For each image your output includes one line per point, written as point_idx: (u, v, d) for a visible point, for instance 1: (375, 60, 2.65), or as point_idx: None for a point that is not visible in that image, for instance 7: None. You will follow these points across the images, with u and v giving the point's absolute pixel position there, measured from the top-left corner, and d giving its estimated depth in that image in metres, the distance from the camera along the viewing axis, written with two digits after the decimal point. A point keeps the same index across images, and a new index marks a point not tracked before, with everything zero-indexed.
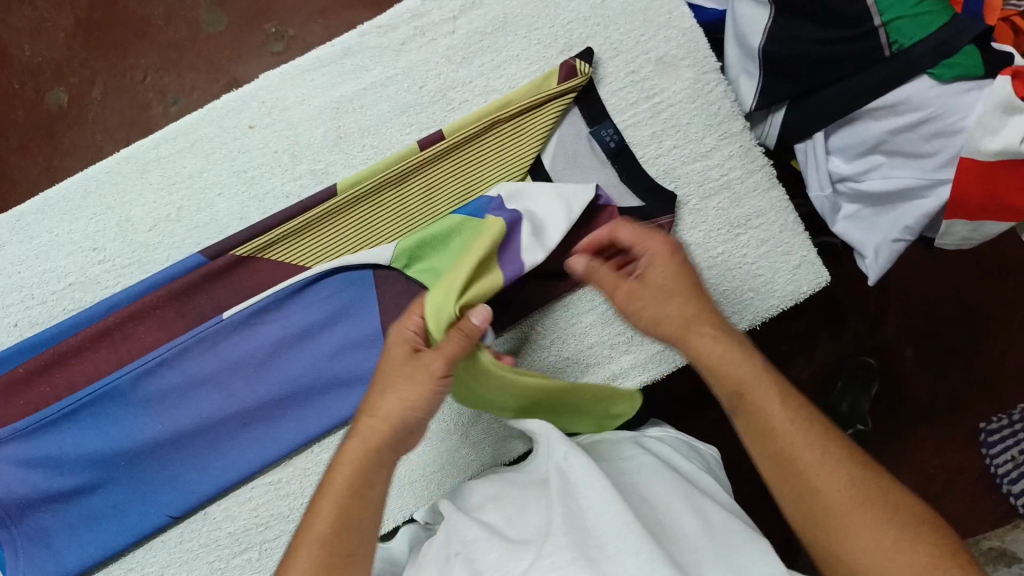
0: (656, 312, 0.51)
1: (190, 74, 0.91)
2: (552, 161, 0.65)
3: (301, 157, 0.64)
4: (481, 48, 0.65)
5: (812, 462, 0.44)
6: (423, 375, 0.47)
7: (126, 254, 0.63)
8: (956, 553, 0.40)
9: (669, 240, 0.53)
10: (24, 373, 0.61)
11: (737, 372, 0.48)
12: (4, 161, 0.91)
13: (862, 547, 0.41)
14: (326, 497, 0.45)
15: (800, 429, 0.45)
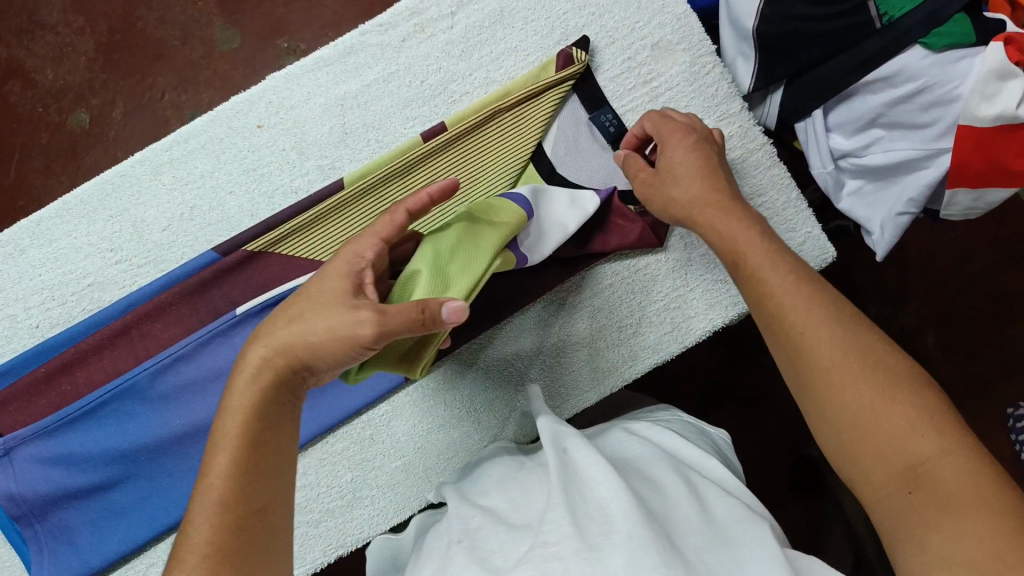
0: (672, 194, 0.55)
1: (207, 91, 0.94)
2: (553, 147, 0.66)
3: (309, 153, 0.65)
4: (479, 41, 0.66)
5: (809, 319, 0.46)
6: (342, 306, 0.44)
7: (142, 253, 0.65)
8: (942, 417, 0.41)
9: (694, 138, 0.57)
10: (45, 373, 0.63)
11: (734, 235, 0.52)
12: (30, 183, 0.94)
13: (844, 402, 0.43)
14: (223, 440, 0.42)
15: (801, 291, 0.47)
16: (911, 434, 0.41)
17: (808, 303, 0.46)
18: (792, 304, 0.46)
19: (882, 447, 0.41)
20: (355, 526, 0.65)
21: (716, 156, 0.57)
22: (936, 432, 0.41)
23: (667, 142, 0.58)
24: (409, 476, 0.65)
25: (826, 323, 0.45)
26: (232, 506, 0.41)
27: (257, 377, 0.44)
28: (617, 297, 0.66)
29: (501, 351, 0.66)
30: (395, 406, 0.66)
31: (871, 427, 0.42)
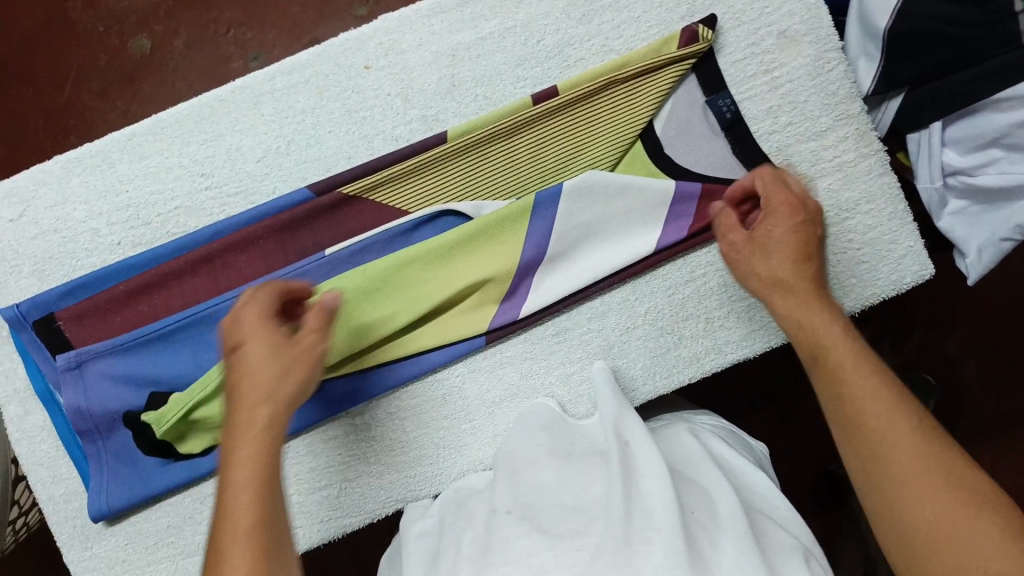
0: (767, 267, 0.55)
1: (271, 34, 0.90)
2: (664, 127, 0.64)
3: (413, 102, 0.64)
4: (603, 6, 0.64)
5: (884, 418, 0.46)
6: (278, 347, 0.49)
7: (233, 182, 0.63)
8: (1022, 540, 0.39)
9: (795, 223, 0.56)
10: (124, 293, 0.62)
11: (826, 333, 0.51)
12: (85, 105, 0.90)
13: (925, 514, 0.42)
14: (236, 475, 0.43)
15: (887, 391, 0.47)
16: (993, 552, 0.39)
17: (893, 404, 0.46)
18: (873, 403, 0.47)
19: (956, 561, 0.40)
20: (415, 482, 0.64)
21: (814, 243, 0.57)
22: (1021, 555, 0.39)
23: (772, 212, 0.57)
24: (475, 440, 0.64)
25: (909, 424, 0.45)
26: (256, 515, 0.42)
27: (253, 440, 0.45)
28: (709, 287, 0.64)
29: (586, 326, 0.65)
30: (471, 369, 0.64)
31: (945, 538, 0.41)
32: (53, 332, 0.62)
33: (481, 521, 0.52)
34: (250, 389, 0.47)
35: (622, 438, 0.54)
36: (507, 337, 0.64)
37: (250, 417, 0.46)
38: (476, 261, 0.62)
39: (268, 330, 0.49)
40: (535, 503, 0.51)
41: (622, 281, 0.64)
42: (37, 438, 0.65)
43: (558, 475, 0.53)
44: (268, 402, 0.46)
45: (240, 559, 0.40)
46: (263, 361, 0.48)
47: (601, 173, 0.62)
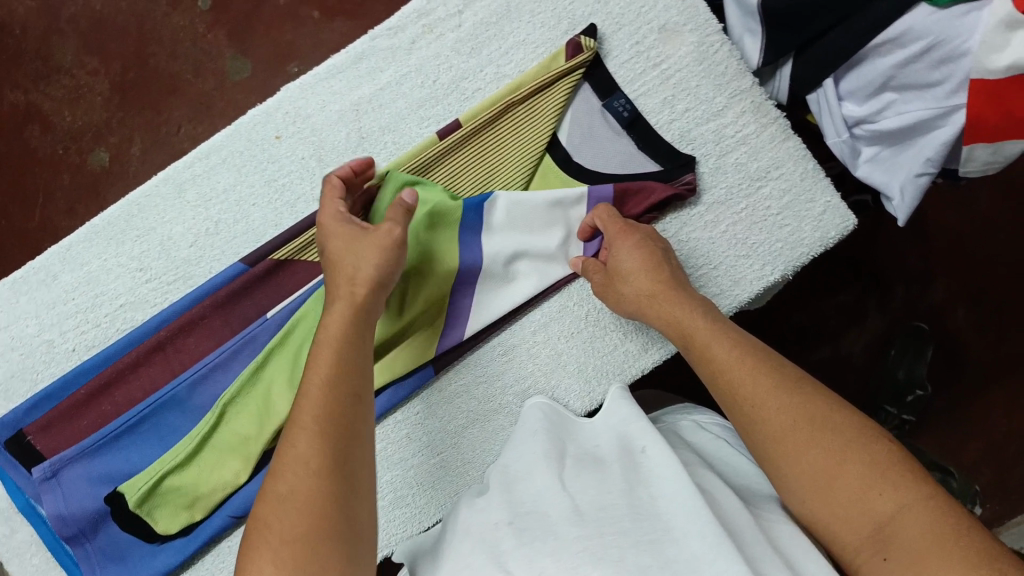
0: (627, 287, 0.58)
1: (223, 120, 0.93)
2: (569, 137, 0.67)
3: (328, 160, 0.66)
4: (489, 37, 0.67)
5: (749, 382, 0.48)
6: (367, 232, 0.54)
7: (170, 270, 0.66)
8: (889, 472, 0.42)
9: (639, 242, 0.60)
10: (85, 394, 0.64)
11: (691, 321, 0.54)
12: (57, 224, 0.92)
13: (799, 473, 0.44)
14: (321, 354, 0.48)
15: (744, 363, 0.49)
16: (869, 495, 0.42)
17: (754, 375, 0.48)
18: (739, 380, 0.48)
19: (840, 511, 0.43)
20: (397, 525, 0.64)
21: (661, 252, 0.59)
22: (893, 489, 0.41)
23: (615, 240, 0.61)
24: (447, 470, 0.65)
25: (771, 391, 0.47)
26: (329, 407, 0.45)
27: (332, 331, 0.49)
28: None
29: (532, 341, 0.66)
30: (427, 404, 0.66)
31: (816, 491, 0.43)
32: (25, 446, 0.64)
33: (477, 532, 0.50)
34: (334, 268, 0.53)
35: (638, 446, 0.56)
36: (459, 362, 0.66)
37: (333, 296, 0.52)
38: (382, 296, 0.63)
39: (343, 224, 0.55)
40: (536, 512, 0.51)
41: (556, 290, 0.66)
42: (28, 553, 0.66)
43: (554, 479, 0.54)
44: (347, 278, 0.52)
45: (312, 412, 0.45)
46: (347, 248, 0.53)
47: (521, 197, 0.63)
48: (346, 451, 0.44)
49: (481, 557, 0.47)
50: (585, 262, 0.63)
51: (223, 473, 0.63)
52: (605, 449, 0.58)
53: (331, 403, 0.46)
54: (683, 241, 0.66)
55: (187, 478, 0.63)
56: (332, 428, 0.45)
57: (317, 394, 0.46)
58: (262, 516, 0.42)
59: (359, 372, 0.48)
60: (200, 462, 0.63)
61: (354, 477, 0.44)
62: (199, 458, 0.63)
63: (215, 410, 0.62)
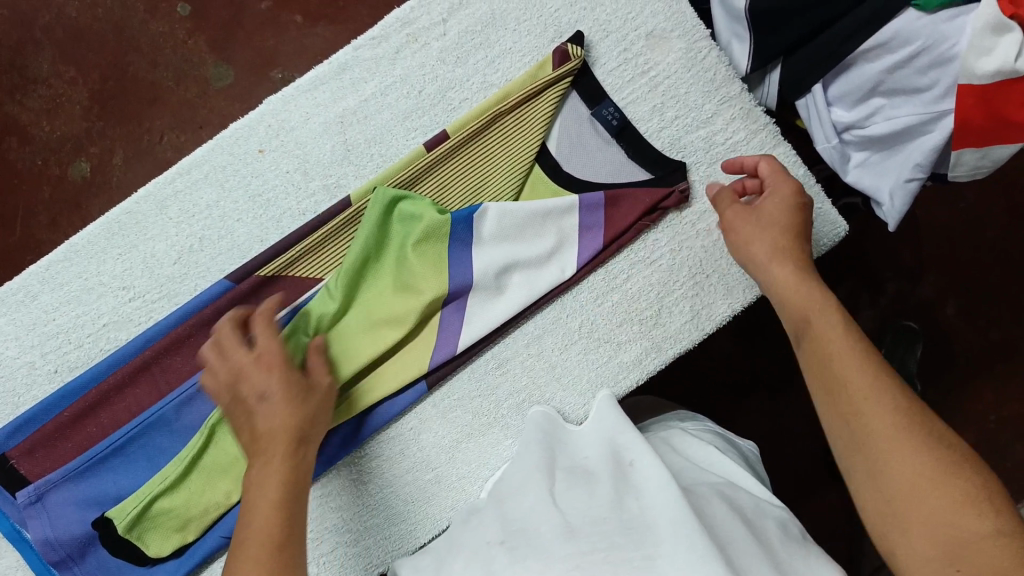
0: (746, 233, 0.57)
1: (207, 129, 0.91)
2: (557, 145, 0.66)
3: (313, 173, 0.65)
4: (474, 46, 0.66)
5: (861, 374, 0.47)
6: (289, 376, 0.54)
7: (154, 289, 0.64)
8: (991, 496, 0.42)
9: (792, 194, 0.57)
10: (69, 417, 0.62)
11: (802, 306, 0.52)
12: (40, 237, 0.91)
13: (899, 472, 0.44)
14: (268, 482, 0.49)
15: (857, 351, 0.48)
16: (962, 511, 0.42)
17: (866, 371, 0.47)
18: (851, 362, 0.48)
19: (927, 519, 0.42)
20: (392, 542, 0.64)
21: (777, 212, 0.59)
22: (993, 513, 0.41)
23: (720, 204, 0.60)
24: (441, 486, 0.64)
25: (877, 388, 0.46)
26: (275, 530, 0.46)
27: (270, 461, 0.50)
28: (637, 287, 0.65)
29: (525, 354, 0.65)
30: (421, 419, 0.65)
31: (905, 492, 0.43)
32: (8, 470, 0.62)
33: (472, 552, 0.50)
34: (262, 420, 0.52)
35: (627, 459, 0.56)
36: (450, 376, 0.65)
37: (270, 451, 0.50)
38: (370, 312, 0.62)
39: (272, 358, 0.54)
40: (528, 527, 0.50)
41: (549, 301, 0.65)
42: None
43: (547, 494, 0.53)
44: (283, 431, 0.51)
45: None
46: (269, 372, 0.53)
47: (510, 207, 0.63)
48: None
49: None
50: (676, 222, 0.62)
51: (213, 495, 0.62)
52: (595, 459, 0.57)
53: (274, 527, 0.46)
54: (675, 250, 0.65)
55: (177, 501, 0.62)
56: (280, 536, 0.46)
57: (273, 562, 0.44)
58: None
59: (302, 495, 0.50)
60: (190, 483, 0.62)
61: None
62: (190, 476, 0.62)
63: (203, 431, 0.61)
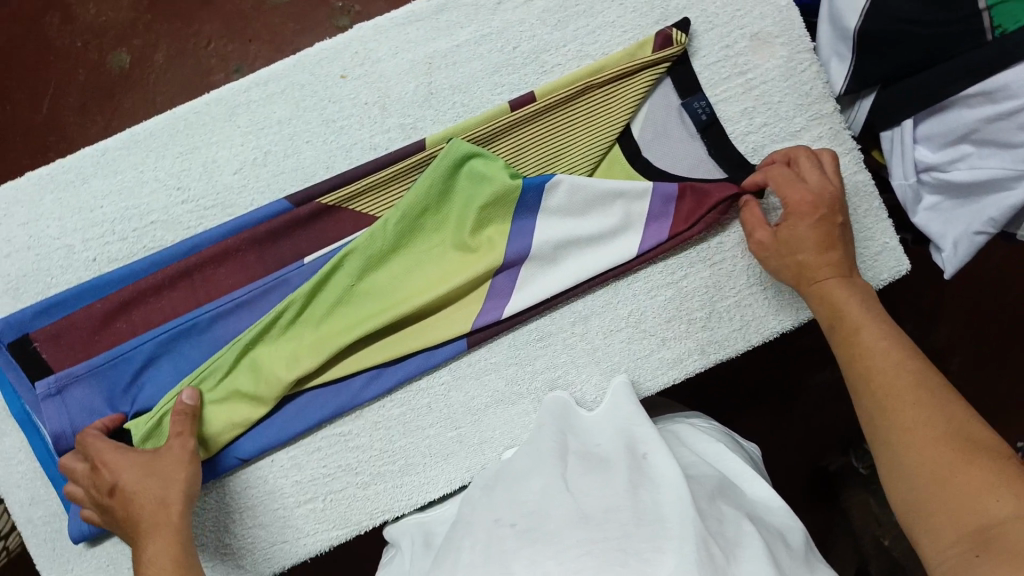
0: (796, 237, 0.58)
1: (255, 44, 0.88)
2: (641, 131, 0.64)
3: (391, 110, 0.63)
4: (577, 12, 0.64)
5: (890, 372, 0.51)
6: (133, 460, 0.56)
7: (209, 195, 0.63)
8: (1012, 479, 0.43)
9: (823, 203, 0.58)
10: (101, 310, 0.61)
11: (845, 304, 0.56)
12: (65, 120, 0.88)
13: (920, 462, 0.46)
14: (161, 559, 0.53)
15: (890, 356, 0.52)
16: (984, 496, 0.43)
17: (898, 369, 0.51)
18: (881, 368, 0.51)
19: (951, 508, 0.44)
20: (404, 492, 0.64)
21: (839, 232, 0.58)
22: (1011, 497, 0.42)
23: (791, 211, 0.59)
24: (462, 446, 0.65)
25: (910, 386, 0.49)
26: None
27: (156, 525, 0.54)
28: (693, 287, 0.65)
29: (570, 332, 0.65)
30: (456, 376, 0.65)
31: (929, 481, 0.45)
32: (30, 352, 0.60)
33: (482, 530, 0.51)
34: (132, 506, 0.55)
35: (640, 451, 0.56)
36: (491, 340, 0.65)
37: (146, 527, 0.54)
38: (419, 266, 0.62)
39: (127, 458, 0.56)
40: (542, 513, 0.50)
41: (602, 285, 0.65)
42: (15, 461, 0.63)
43: (563, 485, 0.53)
44: (156, 506, 0.55)
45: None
46: (141, 477, 0.55)
47: (579, 180, 0.62)
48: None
49: (484, 557, 0.48)
50: (748, 206, 0.61)
51: (235, 415, 0.61)
52: (607, 448, 0.57)
53: None
54: (738, 257, 0.65)
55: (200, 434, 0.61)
56: None
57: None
58: None
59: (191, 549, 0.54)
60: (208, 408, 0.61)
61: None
62: (221, 400, 0.61)
63: (232, 350, 0.60)
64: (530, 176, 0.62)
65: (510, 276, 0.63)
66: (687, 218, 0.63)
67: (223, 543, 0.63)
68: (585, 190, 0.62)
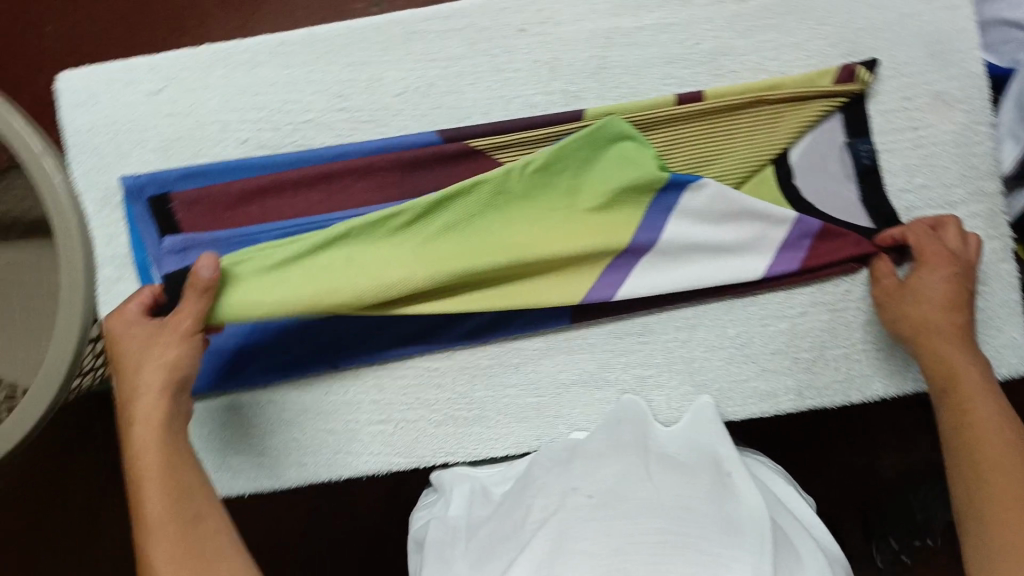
0: (925, 289, 0.59)
1: None
2: (799, 158, 0.63)
3: (559, 74, 0.64)
4: (767, 25, 0.63)
5: (999, 452, 0.51)
6: (138, 334, 0.56)
7: (366, 110, 0.64)
8: None
9: (958, 264, 0.60)
10: (242, 190, 0.63)
11: (963, 371, 0.56)
12: (205, 4, 0.85)
13: (1009, 545, 0.47)
14: (140, 439, 0.53)
15: (1002, 434, 0.52)
16: None
17: (1008, 449, 0.51)
18: (992, 444, 0.51)
19: None
20: (471, 440, 0.67)
21: (968, 295, 0.59)
22: None
23: (925, 260, 0.60)
24: (537, 415, 0.67)
25: (1017, 469, 0.50)
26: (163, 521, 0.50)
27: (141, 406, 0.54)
28: (808, 327, 0.64)
29: (674, 335, 0.65)
30: (551, 346, 0.66)
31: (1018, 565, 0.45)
32: (166, 210, 0.64)
33: (559, 493, 0.55)
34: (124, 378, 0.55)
35: (725, 468, 0.58)
36: (594, 322, 0.66)
37: (130, 400, 0.55)
38: (536, 218, 0.63)
39: (133, 330, 0.56)
40: (620, 492, 0.54)
41: (719, 298, 0.65)
42: None
43: (645, 468, 0.56)
44: (135, 383, 0.55)
45: (154, 508, 0.50)
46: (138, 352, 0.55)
47: (724, 190, 0.62)
48: (190, 520, 0.50)
49: (565, 515, 0.52)
50: (879, 261, 0.62)
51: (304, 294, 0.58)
52: (688, 455, 0.59)
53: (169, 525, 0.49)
54: (861, 310, 0.64)
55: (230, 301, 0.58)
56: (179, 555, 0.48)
57: (155, 505, 0.50)
58: None
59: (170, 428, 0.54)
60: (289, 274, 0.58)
61: (208, 550, 0.49)
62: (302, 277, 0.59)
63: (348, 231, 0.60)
64: (678, 173, 0.62)
65: (629, 264, 0.64)
66: (823, 256, 0.63)
67: (292, 437, 0.67)
68: (727, 204, 0.62)
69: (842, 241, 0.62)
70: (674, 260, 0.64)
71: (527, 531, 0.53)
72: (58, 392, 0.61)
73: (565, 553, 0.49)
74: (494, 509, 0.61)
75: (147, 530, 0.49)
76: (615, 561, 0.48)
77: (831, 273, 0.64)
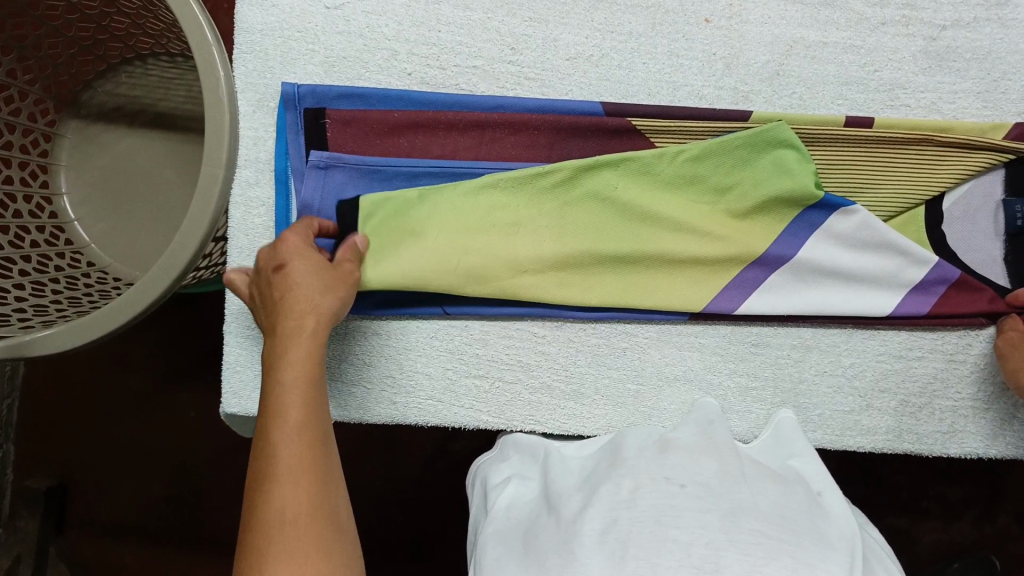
0: None
1: None
2: (950, 205, 0.63)
3: (733, 71, 0.64)
4: (949, 67, 0.64)
5: None
6: (304, 257, 0.54)
7: (535, 67, 0.65)
8: None
9: None
10: (395, 121, 0.63)
11: None
12: None
13: None
14: (296, 353, 0.50)
15: None
16: None
17: None
18: None
19: None
20: (562, 416, 0.65)
21: None
22: None
23: None
24: (633, 403, 0.65)
25: None
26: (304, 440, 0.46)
27: (304, 325, 0.51)
28: (922, 371, 0.65)
29: (788, 352, 0.65)
30: (664, 335, 0.65)
31: None
32: (319, 126, 0.62)
33: (645, 478, 0.48)
34: (290, 303, 0.52)
35: (812, 487, 0.52)
36: (710, 326, 0.65)
37: (297, 325, 0.51)
38: (682, 210, 0.62)
39: (307, 253, 0.54)
40: (713, 488, 0.47)
41: (840, 325, 0.65)
42: (254, 210, 0.64)
43: (732, 471, 0.50)
44: (310, 312, 0.52)
45: (294, 448, 0.46)
46: (304, 273, 0.53)
47: (874, 219, 0.61)
48: (323, 480, 0.46)
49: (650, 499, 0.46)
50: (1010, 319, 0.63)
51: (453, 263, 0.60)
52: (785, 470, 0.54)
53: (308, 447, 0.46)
54: (978, 365, 0.64)
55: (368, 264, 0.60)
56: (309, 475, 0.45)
57: (298, 442, 0.46)
58: (263, 524, 0.43)
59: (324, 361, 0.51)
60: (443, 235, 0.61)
61: (333, 516, 0.45)
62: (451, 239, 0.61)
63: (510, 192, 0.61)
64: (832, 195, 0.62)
65: (761, 274, 0.63)
66: (957, 307, 0.63)
67: (388, 374, 0.64)
68: (876, 234, 0.61)
69: (979, 296, 0.63)
70: (806, 279, 0.63)
71: (604, 500, 0.48)
72: (170, 282, 0.57)
73: (653, 539, 0.43)
74: (572, 483, 0.53)
75: (282, 466, 0.45)
76: (709, 553, 0.41)
77: (959, 326, 0.64)
